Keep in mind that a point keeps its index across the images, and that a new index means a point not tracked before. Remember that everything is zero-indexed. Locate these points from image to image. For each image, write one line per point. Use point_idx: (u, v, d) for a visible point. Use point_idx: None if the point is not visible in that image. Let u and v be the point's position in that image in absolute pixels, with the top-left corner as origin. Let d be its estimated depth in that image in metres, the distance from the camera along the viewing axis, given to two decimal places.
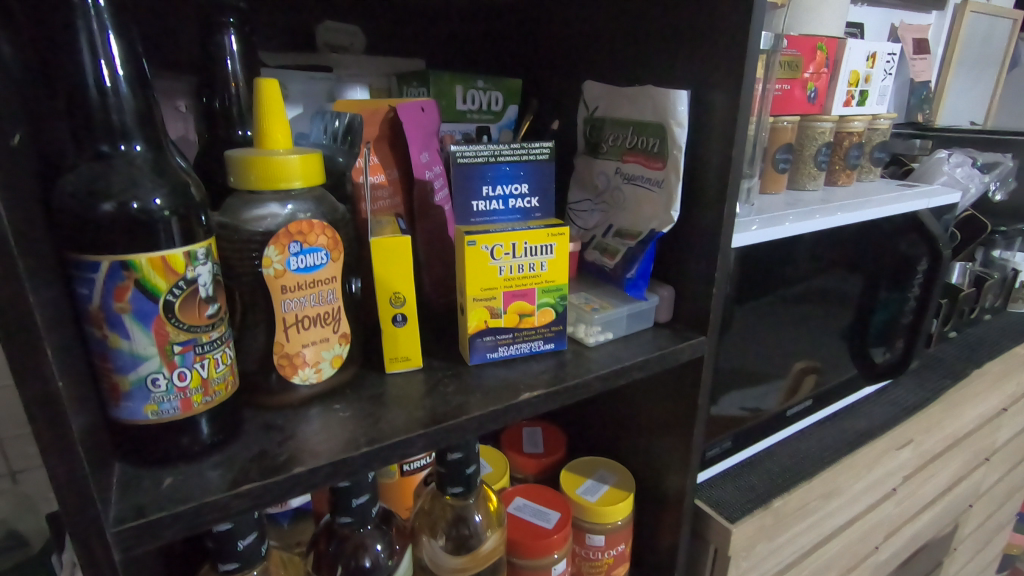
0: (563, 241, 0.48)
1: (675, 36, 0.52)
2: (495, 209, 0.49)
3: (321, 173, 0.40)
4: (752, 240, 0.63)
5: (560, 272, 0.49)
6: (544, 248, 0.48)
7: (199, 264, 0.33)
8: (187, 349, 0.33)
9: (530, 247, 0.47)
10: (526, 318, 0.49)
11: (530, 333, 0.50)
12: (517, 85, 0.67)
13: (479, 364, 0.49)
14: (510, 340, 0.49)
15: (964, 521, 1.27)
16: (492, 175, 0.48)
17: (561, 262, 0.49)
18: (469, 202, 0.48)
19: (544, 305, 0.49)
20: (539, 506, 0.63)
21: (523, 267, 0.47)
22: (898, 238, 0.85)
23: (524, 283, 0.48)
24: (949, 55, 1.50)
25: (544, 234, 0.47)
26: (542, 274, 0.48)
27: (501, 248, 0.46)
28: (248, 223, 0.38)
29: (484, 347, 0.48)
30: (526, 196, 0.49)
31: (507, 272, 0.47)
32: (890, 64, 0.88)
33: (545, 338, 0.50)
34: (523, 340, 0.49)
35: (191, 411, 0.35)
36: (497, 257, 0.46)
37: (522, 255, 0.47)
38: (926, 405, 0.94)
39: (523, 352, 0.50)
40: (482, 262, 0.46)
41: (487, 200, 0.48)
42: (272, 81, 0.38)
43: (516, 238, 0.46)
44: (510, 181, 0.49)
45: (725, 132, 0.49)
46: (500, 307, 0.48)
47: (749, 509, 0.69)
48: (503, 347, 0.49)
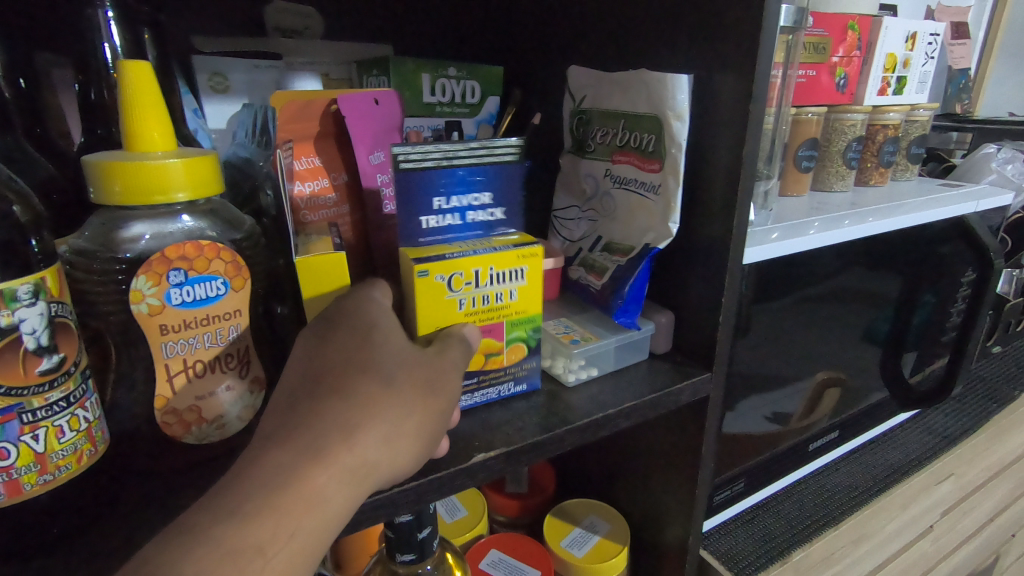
0: (535, 263, 0.39)
1: (675, 6, 0.43)
2: (449, 225, 0.40)
3: (215, 181, 0.32)
4: (771, 253, 0.53)
5: (532, 302, 0.40)
6: (514, 272, 0.38)
7: (21, 306, 0.25)
8: (7, 419, 0.25)
9: (496, 273, 0.38)
10: (495, 358, 0.40)
11: (500, 376, 0.41)
12: (497, 73, 0.58)
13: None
14: (475, 385, 0.40)
15: (1006, 552, 1.15)
16: (445, 184, 0.39)
17: (535, 288, 0.40)
18: (417, 218, 0.39)
19: (515, 340, 0.40)
20: (517, 561, 0.54)
21: (488, 298, 0.38)
22: (942, 247, 0.74)
23: (489, 317, 0.39)
24: (990, 42, 1.38)
25: (513, 256, 0.38)
26: (511, 305, 0.39)
27: (461, 278, 0.37)
28: (112, 248, 0.30)
29: None
30: (488, 208, 0.41)
31: (470, 306, 0.38)
32: (932, 47, 0.77)
33: (515, 379, 0.42)
34: (490, 384, 0.41)
35: (22, 496, 0.26)
36: (455, 289, 0.37)
37: (486, 284, 0.38)
38: (968, 434, 0.83)
39: (492, 398, 0.41)
40: (435, 295, 0.36)
41: (440, 214, 0.39)
42: (142, 64, 0.30)
43: (480, 263, 0.37)
44: (468, 189, 0.40)
45: (735, 125, 0.39)
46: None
47: (765, 564, 0.59)
48: (466, 395, 0.40)
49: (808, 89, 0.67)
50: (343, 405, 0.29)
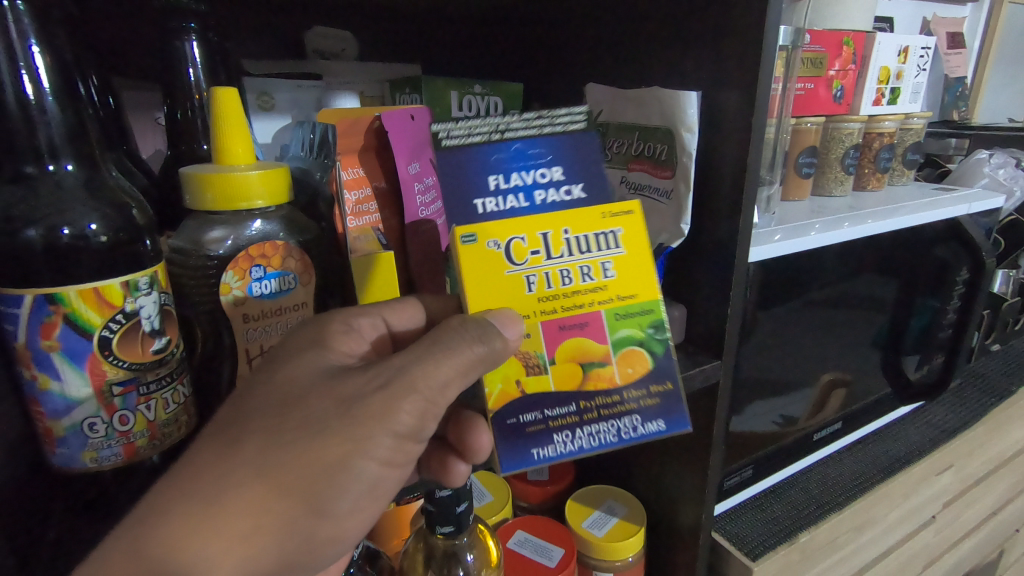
0: (631, 228, 0.37)
1: (683, 30, 0.48)
2: (514, 206, 0.36)
3: (287, 190, 0.36)
4: (775, 253, 0.58)
5: (634, 287, 0.37)
6: (604, 236, 0.36)
7: (141, 295, 0.30)
8: (128, 390, 0.30)
9: (571, 239, 0.36)
10: (597, 370, 0.37)
11: (607, 410, 0.37)
12: (517, 89, 0.63)
13: (517, 468, 0.36)
14: (573, 422, 0.37)
15: (1010, 547, 1.18)
16: (501, 161, 0.36)
17: (636, 266, 0.37)
18: (471, 201, 0.36)
19: (623, 342, 0.38)
20: (541, 541, 0.59)
21: (566, 273, 0.36)
22: (937, 246, 0.79)
23: (576, 303, 0.37)
24: (985, 51, 1.41)
25: (597, 214, 0.36)
26: (608, 284, 0.37)
27: (528, 248, 0.36)
28: (203, 247, 0.35)
29: (534, 439, 0.36)
30: (560, 184, 0.37)
31: (542, 287, 0.36)
32: (923, 60, 0.82)
33: (628, 413, 0.38)
34: (597, 420, 0.37)
35: (136, 457, 0.31)
36: (518, 263, 0.36)
37: (562, 255, 0.36)
38: (969, 426, 0.87)
39: (606, 439, 0.37)
40: (496, 270, 0.35)
41: (498, 192, 0.36)
42: (231, 89, 0.35)
43: (550, 226, 0.36)
44: (529, 164, 0.36)
45: (740, 135, 0.44)
46: (543, 355, 0.37)
47: (773, 545, 0.63)
48: (562, 437, 0.37)
49: (807, 101, 0.72)
50: (209, 469, 0.30)
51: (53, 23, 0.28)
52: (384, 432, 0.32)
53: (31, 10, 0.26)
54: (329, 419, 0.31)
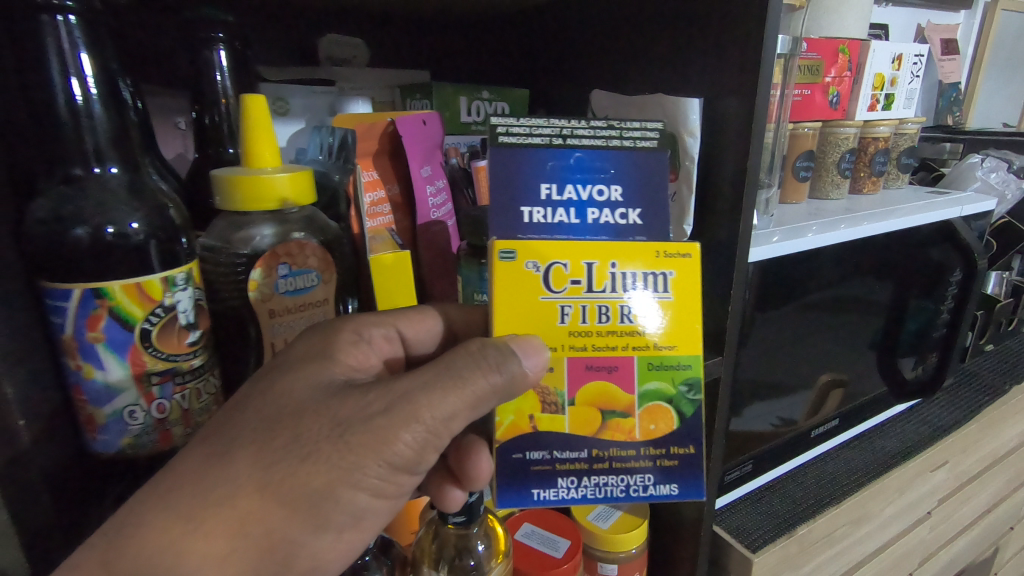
0: (685, 273, 0.35)
1: (684, 39, 0.50)
2: (561, 221, 0.35)
3: (313, 191, 0.38)
4: (773, 254, 0.60)
5: (678, 338, 0.35)
6: (655, 276, 0.35)
7: (178, 290, 0.32)
8: (165, 379, 0.32)
9: (617, 274, 0.34)
10: (617, 421, 0.36)
11: (619, 463, 0.36)
12: (522, 93, 0.65)
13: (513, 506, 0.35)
14: (582, 470, 0.36)
15: (1005, 543, 1.20)
16: (559, 170, 0.35)
17: (684, 315, 0.35)
18: (519, 207, 0.35)
19: (651, 395, 0.36)
20: (547, 532, 0.60)
21: (608, 309, 0.35)
22: (931, 248, 0.81)
23: (611, 343, 0.35)
24: (979, 56, 1.44)
25: (651, 250, 0.34)
26: (649, 330, 0.35)
27: (569, 276, 0.34)
28: (233, 245, 0.37)
29: (536, 479, 0.36)
30: (616, 208, 0.35)
31: (576, 319, 0.35)
32: (917, 66, 0.84)
33: (642, 470, 0.36)
34: (606, 472, 0.36)
35: (172, 444, 0.33)
36: (555, 291, 0.34)
37: (603, 290, 0.34)
38: (963, 424, 0.89)
39: (611, 494, 0.36)
40: (529, 293, 0.34)
41: (550, 206, 0.35)
42: (259, 96, 0.37)
43: (597, 257, 0.34)
44: (589, 179, 0.35)
45: (741, 140, 0.46)
46: (564, 396, 0.36)
47: (772, 537, 0.65)
48: (565, 482, 0.36)
49: (804, 107, 0.74)
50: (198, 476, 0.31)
51: (100, 36, 0.30)
52: (377, 461, 0.32)
53: (82, 24, 0.28)
54: (320, 441, 0.31)
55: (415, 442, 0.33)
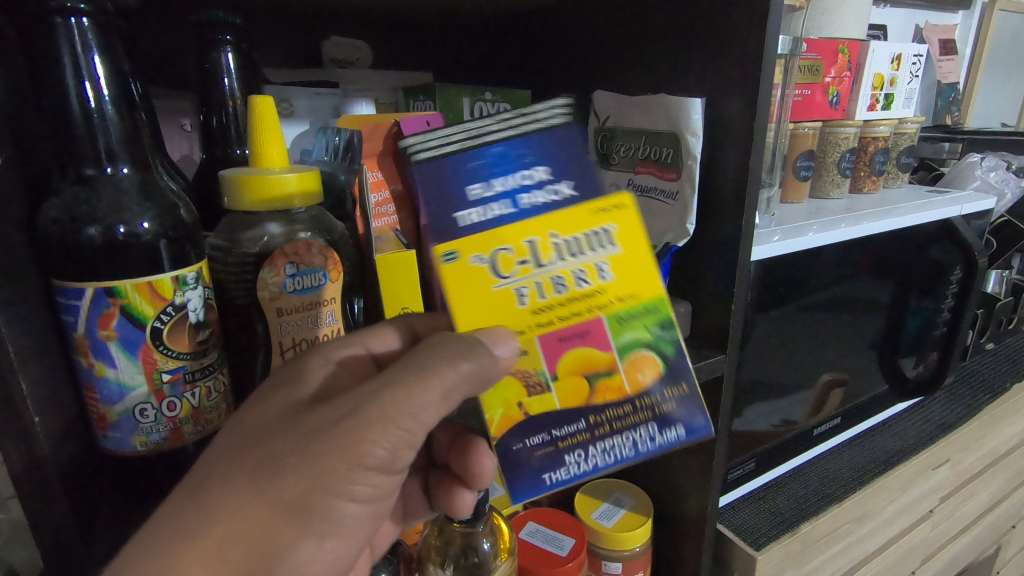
0: (627, 222, 0.33)
1: (686, 40, 0.50)
2: (499, 213, 0.32)
3: (320, 190, 0.38)
4: (775, 252, 0.60)
5: (637, 288, 0.34)
6: (598, 234, 0.33)
7: (189, 289, 0.32)
8: (176, 377, 0.32)
9: (561, 241, 0.32)
10: (604, 381, 0.35)
11: (620, 422, 0.35)
12: (525, 95, 0.62)
13: (528, 498, 0.34)
14: (585, 439, 0.35)
15: (1007, 542, 1.20)
16: (480, 166, 0.32)
17: (637, 264, 0.33)
18: (452, 214, 0.32)
19: (629, 347, 0.34)
20: (552, 531, 0.61)
21: (564, 279, 0.33)
22: (931, 246, 0.81)
23: (575, 311, 0.33)
24: (977, 57, 1.45)
25: (589, 209, 0.32)
26: (608, 287, 0.33)
27: (517, 259, 0.32)
28: (243, 245, 0.37)
29: (541, 463, 0.35)
30: (547, 184, 0.32)
31: (535, 298, 0.33)
32: (916, 66, 0.85)
33: (643, 421, 0.35)
34: (609, 434, 0.35)
35: (182, 442, 0.33)
36: (505, 275, 0.32)
37: (552, 262, 0.33)
38: (964, 422, 0.89)
39: (619, 454, 0.35)
40: (483, 286, 0.32)
41: (484, 204, 0.32)
42: (268, 97, 0.37)
43: (538, 232, 0.32)
44: (512, 169, 0.32)
45: (743, 139, 0.46)
46: (545, 373, 0.34)
47: (775, 535, 0.65)
48: (573, 458, 0.35)
49: (804, 107, 0.74)
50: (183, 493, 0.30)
51: (112, 38, 0.30)
52: (352, 467, 0.32)
53: (95, 26, 0.29)
54: (288, 454, 0.31)
55: (389, 450, 0.32)
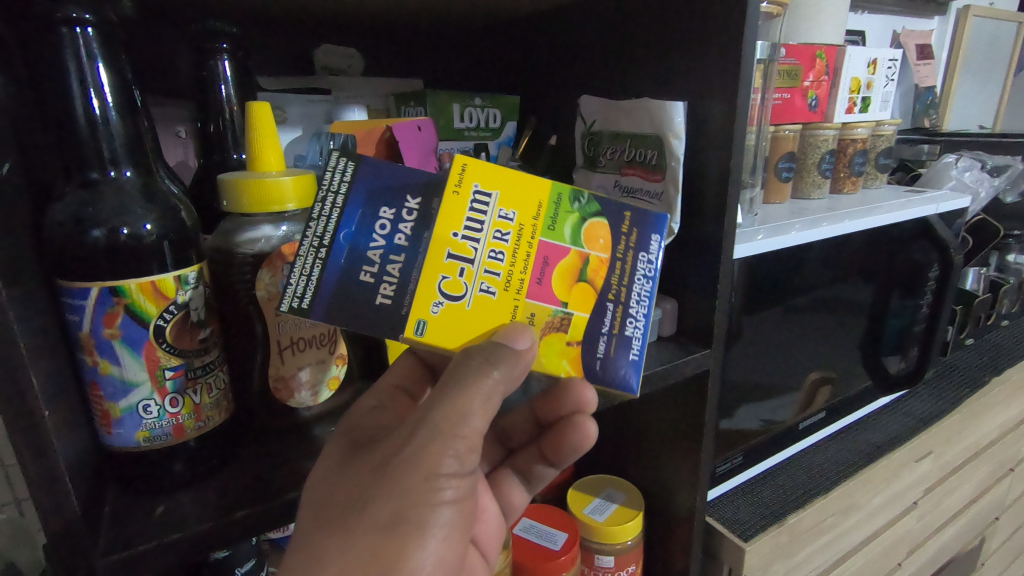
0: (479, 171, 0.33)
1: (667, 46, 0.52)
2: (404, 271, 0.32)
3: (316, 193, 0.39)
4: (758, 250, 0.62)
5: (533, 201, 0.34)
6: (477, 203, 0.33)
7: (190, 288, 0.33)
8: (178, 374, 0.33)
9: (463, 232, 0.33)
10: (591, 267, 0.35)
11: (625, 275, 0.36)
12: (515, 101, 0.67)
13: (637, 378, 0.36)
14: (620, 310, 0.36)
15: (991, 534, 1.22)
16: (352, 250, 0.32)
17: (515, 188, 0.34)
18: (378, 305, 0.32)
19: (580, 232, 0.35)
20: (546, 527, 0.62)
21: (496, 250, 0.33)
22: (909, 245, 0.83)
23: (525, 256, 0.34)
24: (953, 61, 1.48)
25: (447, 197, 0.32)
26: (525, 225, 0.34)
27: (457, 276, 0.33)
28: (240, 246, 0.38)
29: (619, 359, 0.36)
30: (401, 213, 0.32)
31: (496, 282, 0.33)
32: (892, 70, 0.88)
33: (639, 252, 0.36)
34: (630, 287, 0.36)
35: (184, 438, 0.34)
36: (467, 289, 0.33)
37: (476, 251, 0.33)
38: (945, 415, 0.91)
39: (647, 290, 0.36)
40: (459, 314, 0.33)
41: (386, 276, 0.32)
42: (264, 103, 0.38)
43: (443, 246, 0.32)
44: (367, 231, 0.32)
45: (723, 140, 0.48)
46: (557, 308, 0.35)
47: (763, 527, 0.67)
48: (631, 327, 0.36)
49: (784, 110, 0.76)
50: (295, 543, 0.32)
51: (114, 46, 0.31)
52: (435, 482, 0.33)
53: (98, 36, 0.30)
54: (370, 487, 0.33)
55: (457, 458, 0.34)
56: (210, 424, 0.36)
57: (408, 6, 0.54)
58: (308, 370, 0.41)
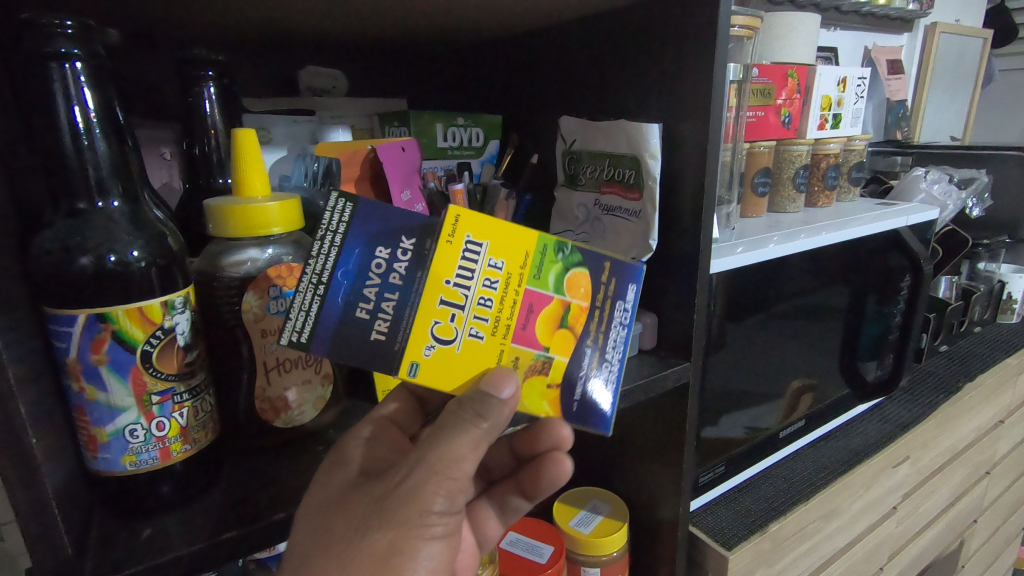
0: (472, 222, 0.33)
1: (642, 69, 0.54)
2: (397, 308, 0.33)
3: (301, 218, 0.40)
4: (736, 263, 0.63)
5: (521, 250, 0.35)
6: (468, 252, 0.33)
7: (177, 313, 0.34)
8: (165, 398, 0.34)
9: (455, 281, 0.33)
10: (572, 314, 0.37)
11: (603, 323, 0.38)
12: (495, 120, 0.69)
13: (608, 418, 0.38)
14: (598, 355, 0.38)
15: (970, 536, 1.25)
16: (348, 290, 0.32)
17: (505, 237, 0.34)
18: (372, 340, 0.33)
19: (562, 279, 0.36)
20: (532, 540, 0.63)
21: (485, 297, 0.34)
22: (881, 256, 0.86)
23: (511, 306, 0.35)
24: (922, 75, 1.53)
25: (441, 244, 0.33)
26: (513, 275, 0.35)
27: (448, 321, 0.33)
28: (227, 269, 0.39)
29: (592, 404, 0.38)
30: (398, 253, 0.33)
31: (484, 327, 0.34)
32: (861, 88, 0.91)
33: (618, 302, 0.38)
34: (607, 335, 0.38)
35: (171, 461, 0.35)
36: (457, 333, 0.34)
37: (466, 298, 0.34)
38: (921, 420, 0.93)
39: (621, 338, 0.38)
40: (447, 357, 0.34)
41: (380, 313, 0.33)
42: (250, 130, 0.39)
43: (436, 292, 0.33)
44: (362, 273, 0.32)
45: (697, 160, 0.50)
46: (538, 353, 0.36)
47: (746, 535, 0.68)
48: (604, 371, 0.38)
49: (758, 127, 0.79)
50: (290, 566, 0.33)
51: (102, 76, 0.32)
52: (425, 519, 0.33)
53: (86, 69, 0.31)
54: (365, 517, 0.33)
55: (448, 498, 0.34)
56: (196, 447, 0.36)
57: (390, 29, 0.55)
58: (296, 390, 0.42)
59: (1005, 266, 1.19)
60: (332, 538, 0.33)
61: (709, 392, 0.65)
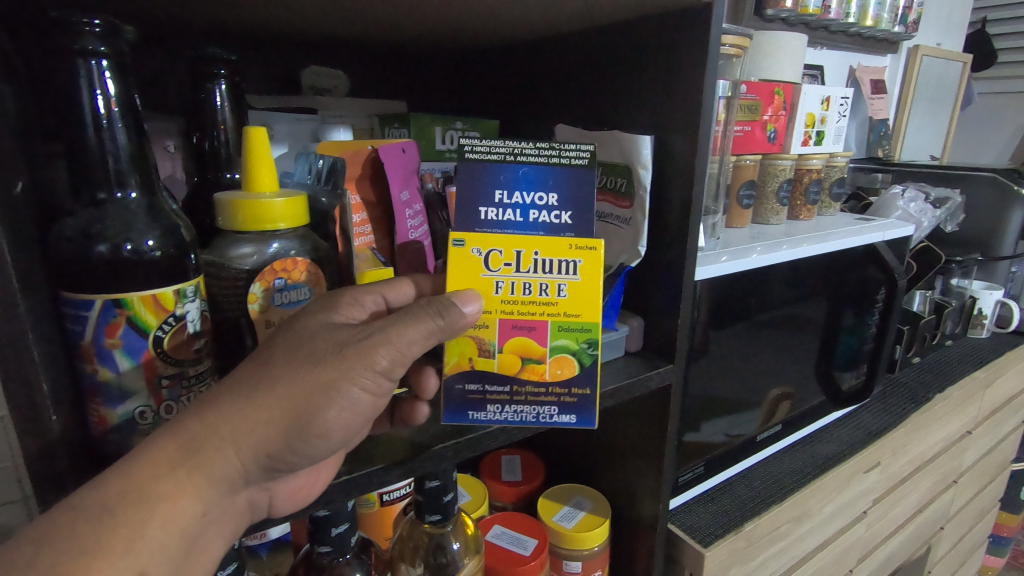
0: (591, 263, 0.40)
1: (636, 82, 0.56)
2: (509, 219, 0.40)
3: (307, 214, 0.42)
4: (720, 272, 0.66)
5: (581, 307, 0.41)
6: (566, 263, 0.40)
7: (188, 301, 0.35)
8: (173, 383, 0.35)
9: (540, 259, 0.40)
10: (534, 366, 0.41)
11: (533, 396, 0.42)
12: (494, 126, 0.70)
13: (454, 421, 0.42)
14: (504, 400, 0.42)
15: (936, 543, 1.29)
16: (508, 178, 0.40)
17: (587, 292, 0.41)
18: (476, 207, 0.40)
19: (560, 351, 0.41)
20: (516, 533, 0.65)
21: (527, 286, 0.40)
22: (859, 268, 0.89)
23: (531, 310, 0.41)
24: (904, 96, 1.59)
25: (565, 242, 0.40)
26: (556, 302, 0.41)
27: (507, 258, 0.40)
28: (233, 261, 0.40)
29: (468, 401, 0.42)
30: (554, 211, 0.40)
31: (507, 293, 0.40)
32: (843, 107, 0.95)
33: (557, 407, 0.43)
34: (526, 404, 0.42)
35: None
36: (492, 269, 0.40)
37: (529, 271, 0.40)
38: (892, 428, 0.97)
39: (526, 418, 0.43)
40: (472, 267, 0.40)
41: (499, 208, 0.40)
42: (258, 127, 0.40)
43: (527, 245, 0.40)
44: (533, 188, 0.40)
45: (686, 171, 0.52)
46: (495, 344, 0.41)
47: (722, 533, 0.71)
48: (494, 406, 0.42)
49: (745, 141, 0.81)
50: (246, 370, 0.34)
51: (125, 72, 0.33)
52: (363, 380, 0.35)
53: (111, 66, 0.32)
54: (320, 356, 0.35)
55: (388, 367, 0.36)
56: None
57: (393, 34, 0.57)
58: None
59: (977, 283, 1.24)
60: (285, 356, 0.34)
61: (690, 394, 0.68)
